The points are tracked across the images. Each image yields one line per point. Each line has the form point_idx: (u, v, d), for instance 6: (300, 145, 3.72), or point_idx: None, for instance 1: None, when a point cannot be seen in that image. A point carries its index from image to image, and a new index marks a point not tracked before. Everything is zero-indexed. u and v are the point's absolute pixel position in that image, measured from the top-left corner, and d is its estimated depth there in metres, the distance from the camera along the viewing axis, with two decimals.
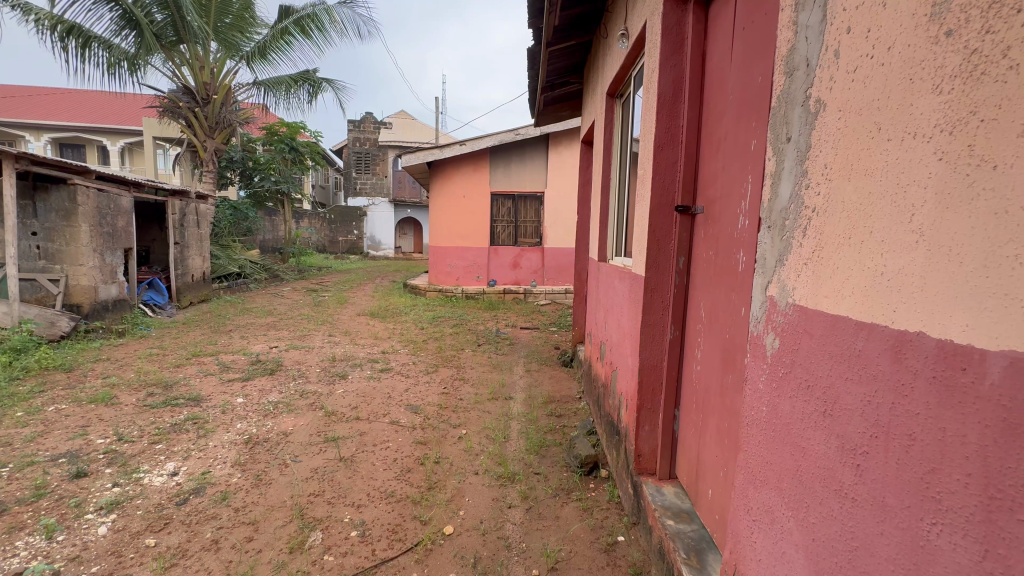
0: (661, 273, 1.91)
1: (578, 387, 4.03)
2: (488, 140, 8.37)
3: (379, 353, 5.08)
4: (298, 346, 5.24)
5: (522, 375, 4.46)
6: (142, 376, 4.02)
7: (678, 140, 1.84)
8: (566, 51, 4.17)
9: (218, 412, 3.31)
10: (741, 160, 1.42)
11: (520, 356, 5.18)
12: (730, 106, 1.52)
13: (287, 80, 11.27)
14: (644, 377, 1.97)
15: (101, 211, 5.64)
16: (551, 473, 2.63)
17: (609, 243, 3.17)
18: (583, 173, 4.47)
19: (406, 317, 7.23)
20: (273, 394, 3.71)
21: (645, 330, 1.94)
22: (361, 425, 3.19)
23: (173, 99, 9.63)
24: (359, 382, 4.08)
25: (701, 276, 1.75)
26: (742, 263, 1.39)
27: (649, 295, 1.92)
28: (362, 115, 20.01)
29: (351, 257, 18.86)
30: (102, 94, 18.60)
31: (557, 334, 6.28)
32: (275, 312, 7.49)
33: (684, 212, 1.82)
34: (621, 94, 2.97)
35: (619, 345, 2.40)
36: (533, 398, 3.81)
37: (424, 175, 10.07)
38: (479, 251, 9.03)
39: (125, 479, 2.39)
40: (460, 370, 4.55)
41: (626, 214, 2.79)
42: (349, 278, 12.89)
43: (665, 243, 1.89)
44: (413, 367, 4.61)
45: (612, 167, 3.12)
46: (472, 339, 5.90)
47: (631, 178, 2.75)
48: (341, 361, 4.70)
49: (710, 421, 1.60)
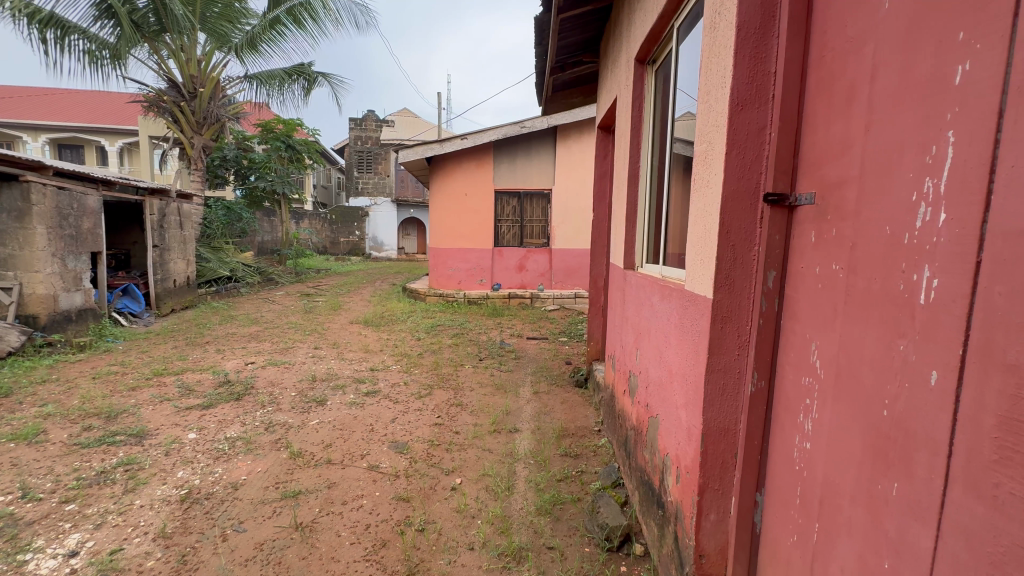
0: (737, 296, 1.30)
1: (596, 416, 3.42)
2: (491, 133, 7.78)
3: (368, 371, 4.48)
4: (278, 362, 4.64)
5: (530, 399, 3.84)
6: (86, 403, 3.43)
7: (768, 94, 1.22)
8: (580, 19, 3.58)
9: (159, 454, 2.72)
10: (922, 112, 0.81)
11: (527, 373, 4.56)
12: (884, 19, 0.90)
13: (281, 73, 10.77)
14: (710, 445, 1.35)
15: (62, 211, 5.09)
16: (569, 548, 2.01)
17: (638, 247, 2.56)
18: (600, 163, 3.84)
19: (403, 325, 6.63)
20: (233, 427, 3.13)
21: (711, 375, 1.33)
22: (332, 472, 2.58)
23: (158, 94, 8.99)
24: (339, 410, 3.48)
25: (807, 304, 1.12)
26: (936, 291, 0.77)
27: (719, 327, 1.31)
28: (364, 113, 19.57)
29: (352, 258, 18.34)
30: (100, 94, 18.24)
31: (566, 345, 5.66)
32: (261, 319, 6.93)
33: (776, 203, 1.20)
34: (655, 58, 2.36)
35: (660, 387, 1.80)
36: (543, 431, 3.21)
37: (424, 172, 9.47)
38: (482, 253, 8.42)
39: (3, 566, 1.80)
40: (459, 393, 3.94)
41: (668, 210, 2.18)
42: (347, 281, 12.34)
43: (743, 251, 1.28)
44: (403, 389, 4.00)
45: (642, 152, 2.52)
46: (473, 352, 5.30)
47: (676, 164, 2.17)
48: (323, 380, 4.10)
49: (838, 544, 0.99)
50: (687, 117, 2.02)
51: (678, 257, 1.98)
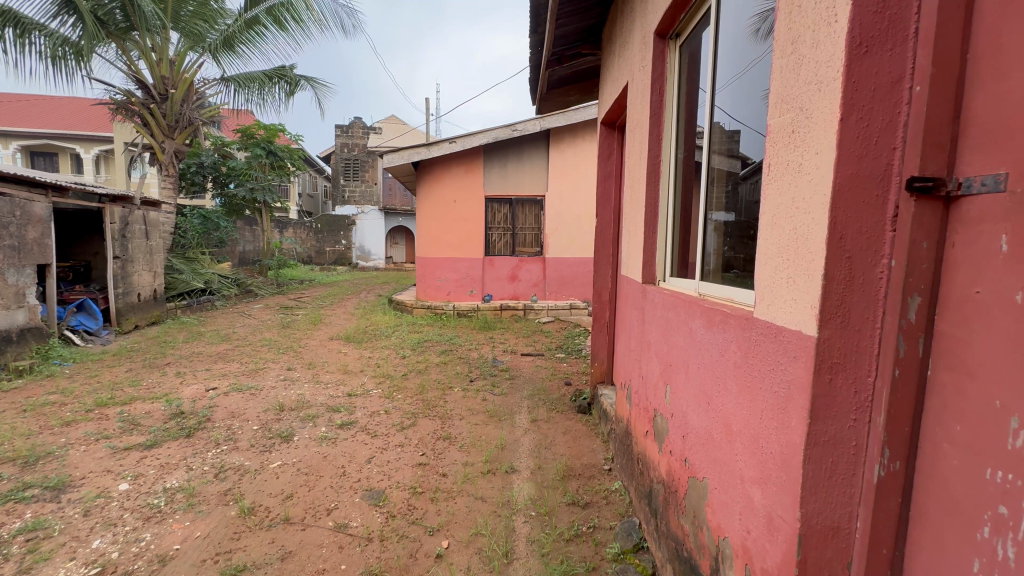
0: (853, 332, 0.87)
1: (605, 452, 2.98)
2: (481, 137, 7.38)
3: (344, 397, 3.99)
4: (243, 388, 4.12)
5: (528, 429, 3.40)
6: (3, 445, 2.89)
7: (909, 26, 0.80)
8: (580, 3, 3.19)
9: (77, 515, 2.22)
10: None
11: (523, 396, 4.12)
12: None
13: (261, 76, 10.34)
14: (810, 549, 0.91)
15: (2, 220, 4.56)
16: None
17: (660, 257, 2.14)
18: (602, 163, 3.45)
19: (387, 342, 6.14)
20: (176, 474, 2.62)
21: (812, 449, 0.90)
22: (289, 535, 2.10)
23: (126, 96, 8.41)
24: (307, 449, 2.98)
25: (995, 353, 0.69)
26: None
27: (825, 378, 0.88)
28: (351, 120, 19.17)
29: (339, 268, 17.76)
30: (73, 99, 17.53)
31: (564, 362, 5.23)
32: (232, 336, 6.37)
33: (924, 193, 0.78)
34: (679, 30, 1.97)
35: (707, 443, 1.37)
36: (544, 472, 2.76)
37: (410, 177, 9.01)
38: (472, 263, 7.96)
39: None
40: (447, 424, 3.45)
41: (705, 219, 1.76)
42: (331, 293, 11.79)
43: (865, 264, 0.85)
44: (382, 419, 3.50)
45: (665, 145, 2.11)
46: (463, 371, 4.84)
47: (720, 168, 1.74)
48: (291, 410, 3.59)
49: None
50: (735, 105, 1.64)
51: (727, 275, 1.57)
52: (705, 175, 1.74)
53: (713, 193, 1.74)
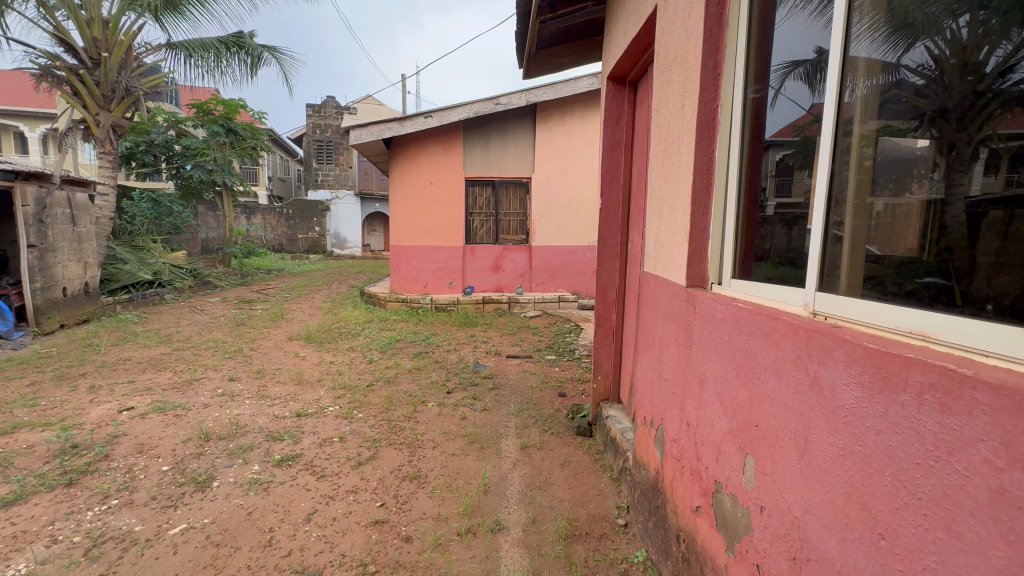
0: None
1: (617, 497, 2.33)
2: (460, 111, 6.61)
3: (292, 418, 3.26)
4: (166, 408, 3.34)
5: (517, 461, 2.73)
6: None
7: None
8: None
9: None
10: None
11: (509, 411, 3.46)
12: None
13: (216, 43, 9.26)
14: None
15: None
16: None
17: (717, 248, 1.46)
18: (608, 130, 2.76)
19: (353, 342, 5.40)
20: (30, 551, 1.88)
21: None
22: None
23: (51, 59, 7.27)
24: (226, 501, 2.26)
25: None
26: None
27: None
28: (323, 99, 18.03)
29: (311, 257, 16.72)
30: (14, 74, 15.97)
31: (555, 366, 4.59)
32: (174, 337, 5.53)
33: None
34: None
35: None
36: (541, 531, 2.09)
37: (381, 156, 8.16)
38: (451, 251, 7.20)
39: None
40: (417, 456, 2.76)
41: (835, 202, 1.02)
42: (299, 284, 10.89)
43: None
44: (335, 451, 2.79)
45: (727, 83, 1.42)
46: (440, 379, 4.16)
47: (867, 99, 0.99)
48: (219, 440, 2.85)
49: None
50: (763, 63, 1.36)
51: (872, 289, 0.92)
52: (831, 119, 0.98)
53: (841, 149, 1.00)
